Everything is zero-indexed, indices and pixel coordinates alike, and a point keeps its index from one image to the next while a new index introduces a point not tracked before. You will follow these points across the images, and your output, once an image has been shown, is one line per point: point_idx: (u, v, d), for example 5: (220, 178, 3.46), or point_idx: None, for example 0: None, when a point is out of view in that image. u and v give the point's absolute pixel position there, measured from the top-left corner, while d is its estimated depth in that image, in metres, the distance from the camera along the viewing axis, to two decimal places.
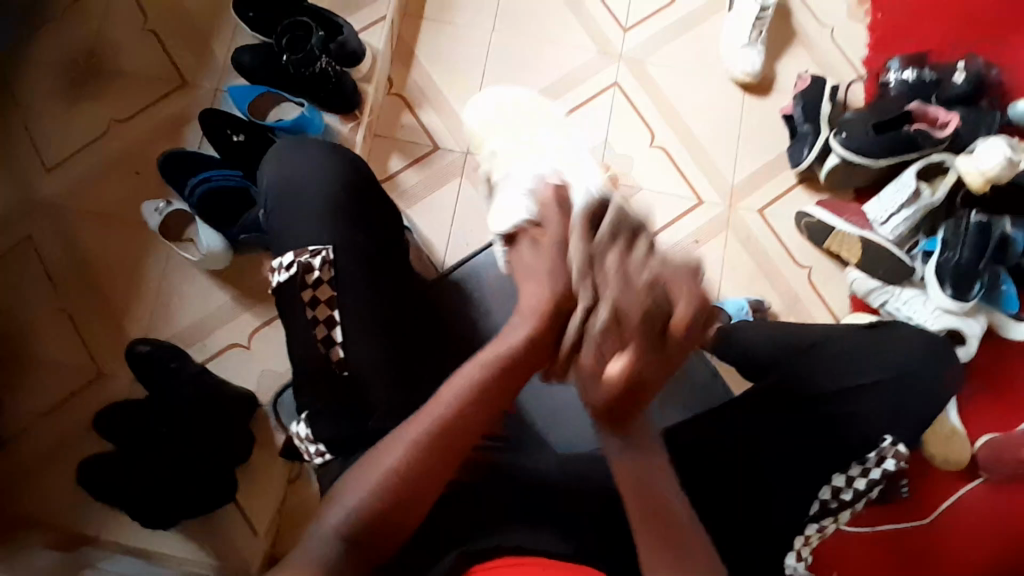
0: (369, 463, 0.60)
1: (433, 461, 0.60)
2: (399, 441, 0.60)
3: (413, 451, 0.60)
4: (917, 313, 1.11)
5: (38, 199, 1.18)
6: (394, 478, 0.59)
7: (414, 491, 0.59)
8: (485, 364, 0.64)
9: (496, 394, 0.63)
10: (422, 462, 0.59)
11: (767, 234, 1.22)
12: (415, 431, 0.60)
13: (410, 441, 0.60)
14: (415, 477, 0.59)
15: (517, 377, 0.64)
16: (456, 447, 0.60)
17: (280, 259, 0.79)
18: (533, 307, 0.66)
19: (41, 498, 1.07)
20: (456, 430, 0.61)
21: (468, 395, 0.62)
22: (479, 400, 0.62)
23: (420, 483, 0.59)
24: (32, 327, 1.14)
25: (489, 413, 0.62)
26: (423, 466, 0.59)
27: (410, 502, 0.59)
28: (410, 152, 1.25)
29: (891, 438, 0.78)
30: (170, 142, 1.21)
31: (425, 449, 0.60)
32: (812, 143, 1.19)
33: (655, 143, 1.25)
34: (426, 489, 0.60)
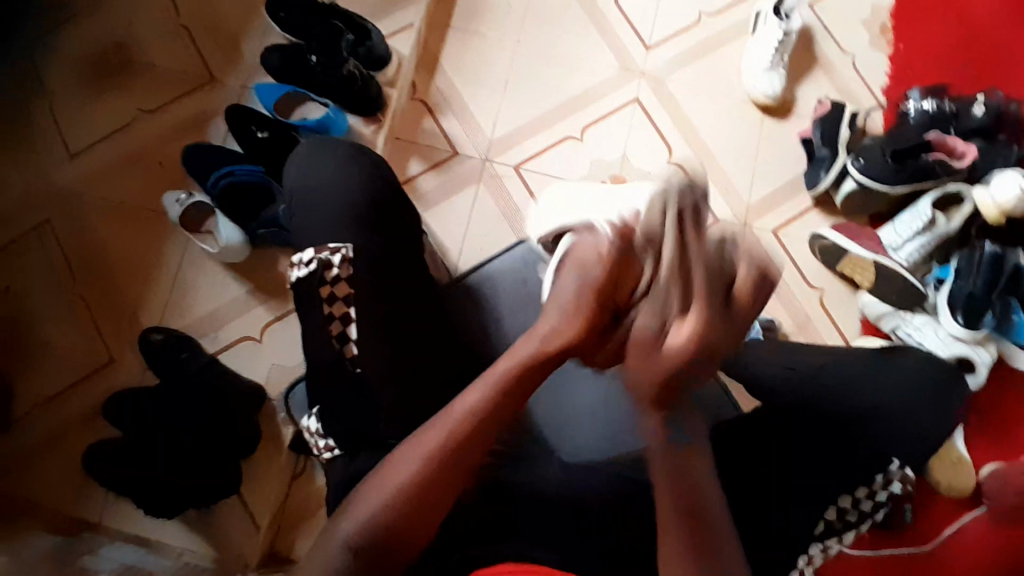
0: (381, 474, 0.61)
1: (441, 475, 0.61)
2: (410, 453, 0.62)
3: (425, 464, 0.61)
4: (927, 339, 1.10)
5: (61, 184, 1.20)
6: (409, 490, 0.60)
7: (423, 507, 0.60)
8: (499, 377, 0.64)
9: (502, 412, 0.64)
10: (434, 477, 0.61)
11: (781, 255, 1.22)
12: (422, 446, 0.62)
13: (421, 455, 0.61)
14: (426, 491, 0.60)
15: (529, 387, 0.65)
16: (460, 462, 0.62)
17: (300, 255, 0.80)
18: (567, 303, 0.66)
19: (45, 481, 1.07)
20: (463, 445, 0.62)
21: (478, 413, 0.63)
22: (490, 414, 0.63)
23: (429, 497, 0.60)
24: (47, 309, 1.15)
25: (494, 431, 0.63)
26: (433, 481, 0.61)
27: (422, 513, 0.60)
28: (429, 156, 1.26)
29: (899, 461, 0.79)
30: (194, 136, 1.23)
31: (437, 465, 0.61)
32: (829, 167, 1.20)
33: (673, 159, 1.26)
34: (434, 501, 0.61)
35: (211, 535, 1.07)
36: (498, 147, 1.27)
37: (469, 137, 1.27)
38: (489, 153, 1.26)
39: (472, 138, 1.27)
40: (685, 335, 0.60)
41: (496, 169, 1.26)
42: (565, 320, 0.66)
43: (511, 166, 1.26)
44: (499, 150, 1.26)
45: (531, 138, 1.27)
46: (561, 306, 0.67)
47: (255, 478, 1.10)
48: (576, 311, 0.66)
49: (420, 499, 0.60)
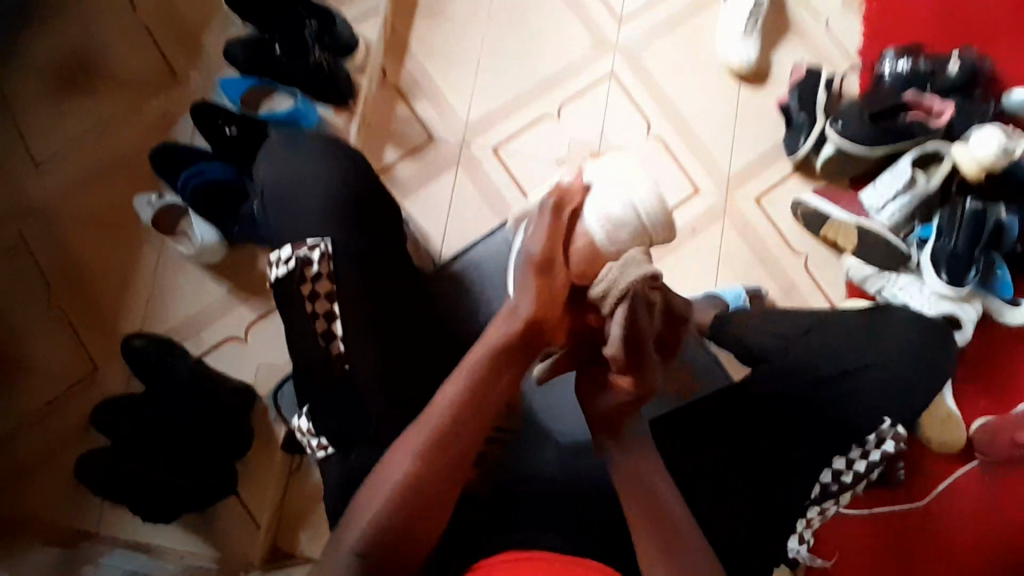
0: (379, 475, 0.60)
1: (438, 471, 0.59)
2: (403, 456, 0.60)
3: (420, 462, 0.59)
4: (913, 298, 1.10)
5: (30, 196, 1.17)
6: (408, 494, 0.59)
7: (429, 504, 0.59)
8: (470, 371, 0.60)
9: (480, 408, 0.60)
10: (431, 473, 0.59)
11: (765, 224, 1.22)
12: (413, 448, 0.60)
13: (413, 454, 0.59)
14: (426, 489, 0.59)
15: (503, 380, 0.61)
16: (452, 463, 0.60)
17: (278, 253, 0.78)
18: (520, 289, 0.59)
19: (37, 496, 1.06)
20: (454, 446, 0.60)
21: (461, 405, 0.60)
22: (472, 403, 0.60)
23: (427, 499, 0.59)
24: (24, 322, 1.12)
25: (476, 430, 0.60)
26: (432, 478, 0.59)
27: (421, 515, 0.59)
28: (405, 144, 1.24)
29: (891, 420, 0.80)
30: (162, 137, 1.20)
31: (433, 462, 0.59)
32: (809, 132, 1.20)
33: (651, 133, 1.25)
34: (431, 503, 0.59)
35: (212, 539, 1.06)
36: (475, 130, 1.25)
37: (444, 122, 1.25)
38: (466, 136, 1.24)
39: (446, 122, 1.25)
40: (630, 380, 0.60)
41: (474, 152, 1.24)
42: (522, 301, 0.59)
43: (489, 149, 1.24)
44: (476, 133, 1.25)
45: (507, 118, 1.25)
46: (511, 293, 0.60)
47: (250, 478, 1.09)
48: (518, 312, 0.59)
49: (423, 495, 0.59)
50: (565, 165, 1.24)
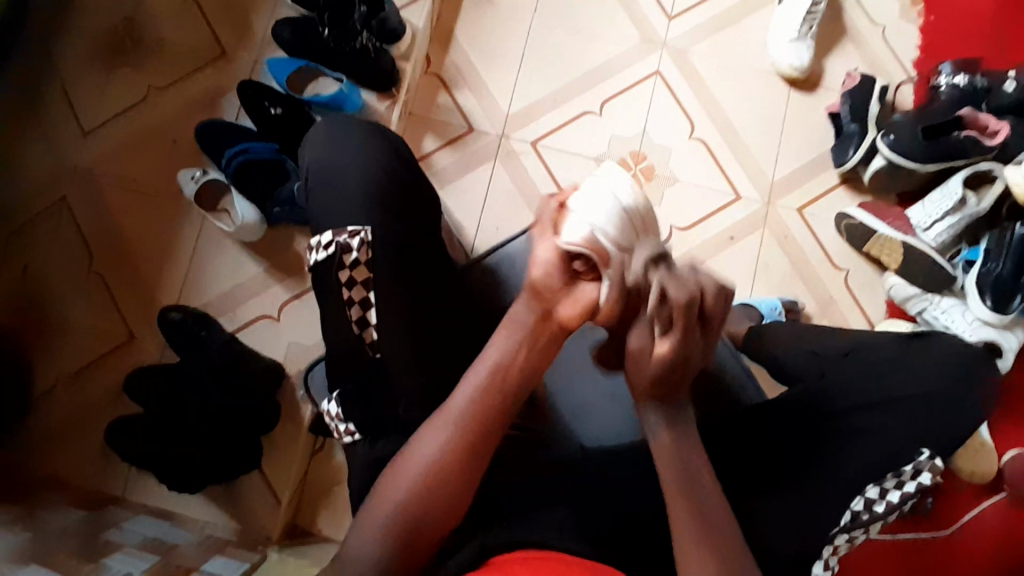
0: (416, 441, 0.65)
1: (469, 438, 0.64)
2: (424, 445, 0.64)
3: (456, 427, 0.64)
4: (956, 323, 1.08)
5: (75, 163, 1.19)
6: (426, 481, 0.63)
7: (455, 474, 0.63)
8: (481, 380, 0.66)
9: (496, 409, 0.65)
10: (463, 440, 0.64)
11: (806, 235, 1.19)
12: (435, 439, 0.64)
13: (453, 418, 0.64)
14: (441, 482, 0.63)
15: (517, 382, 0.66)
16: (471, 452, 0.64)
17: (319, 238, 0.79)
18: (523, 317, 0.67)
19: (69, 457, 1.09)
20: (472, 438, 0.64)
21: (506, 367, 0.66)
22: (489, 401, 0.65)
23: (447, 484, 0.63)
24: (66, 287, 1.15)
25: (492, 426, 0.65)
26: (463, 445, 0.64)
27: (439, 500, 0.63)
28: (445, 132, 1.24)
29: (928, 451, 0.76)
30: (206, 113, 1.21)
31: (471, 425, 0.64)
32: (858, 143, 1.16)
33: (694, 135, 1.23)
34: (451, 488, 0.63)
35: (235, 511, 1.09)
36: (516, 123, 1.24)
37: (485, 112, 1.24)
38: (505, 129, 1.24)
39: (487, 113, 1.24)
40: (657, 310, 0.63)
41: (513, 145, 1.23)
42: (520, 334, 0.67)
43: (528, 143, 1.23)
44: (516, 127, 1.24)
45: (547, 113, 1.24)
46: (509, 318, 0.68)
47: (275, 456, 1.11)
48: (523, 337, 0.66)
49: (435, 485, 0.63)
50: (605, 164, 1.23)
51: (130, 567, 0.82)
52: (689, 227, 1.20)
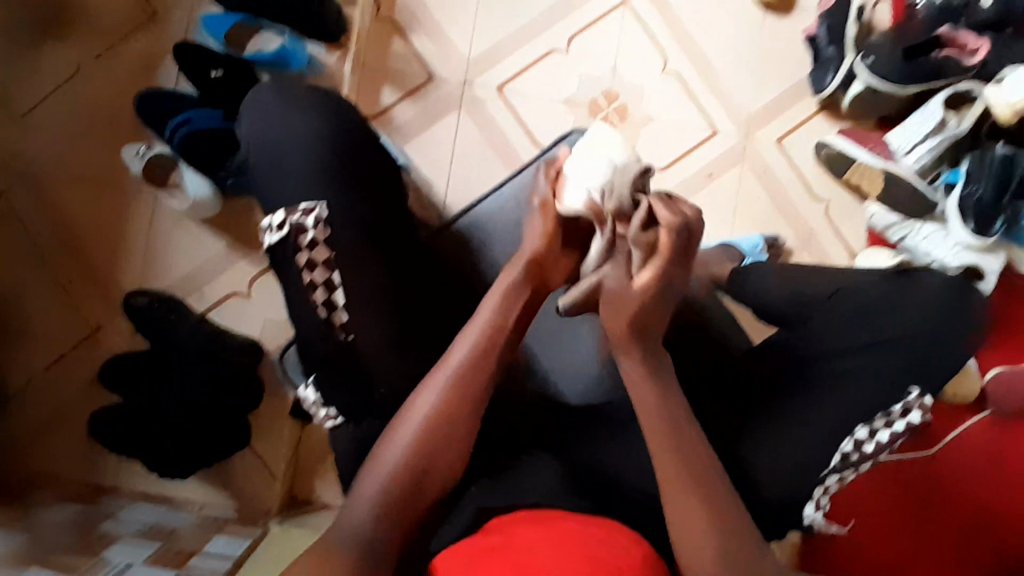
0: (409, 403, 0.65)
1: (458, 404, 0.65)
2: (405, 431, 0.64)
3: (449, 386, 0.65)
4: (935, 248, 1.06)
5: (13, 150, 1.12)
6: (407, 466, 0.62)
7: (450, 433, 0.64)
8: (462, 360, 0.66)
9: (475, 387, 0.65)
10: (458, 398, 0.65)
11: (785, 167, 1.15)
12: (416, 423, 0.64)
13: (448, 376, 0.65)
14: (424, 464, 0.63)
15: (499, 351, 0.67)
16: (457, 429, 0.64)
17: (270, 217, 0.73)
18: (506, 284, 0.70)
19: (57, 451, 1.09)
20: (452, 417, 0.64)
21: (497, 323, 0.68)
22: (472, 376, 0.65)
23: (429, 467, 0.63)
24: (25, 280, 1.11)
25: (473, 402, 0.65)
26: (452, 412, 0.64)
27: (425, 482, 0.63)
28: (403, 83, 1.16)
29: (917, 389, 0.74)
30: (144, 81, 1.12)
31: (465, 383, 0.65)
32: (837, 68, 1.10)
33: (668, 67, 1.16)
34: (435, 472, 0.63)
35: (231, 488, 1.10)
36: (477, 67, 1.16)
37: (444, 57, 1.16)
38: (467, 75, 1.16)
39: (446, 58, 1.16)
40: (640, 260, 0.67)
41: (477, 92, 1.16)
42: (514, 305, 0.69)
43: (493, 88, 1.16)
44: (479, 71, 1.16)
45: (510, 53, 1.16)
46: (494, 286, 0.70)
47: (264, 430, 1.11)
48: (504, 308, 0.68)
49: (420, 466, 0.63)
50: (575, 106, 1.16)
51: (132, 558, 0.82)
52: (666, 167, 1.16)
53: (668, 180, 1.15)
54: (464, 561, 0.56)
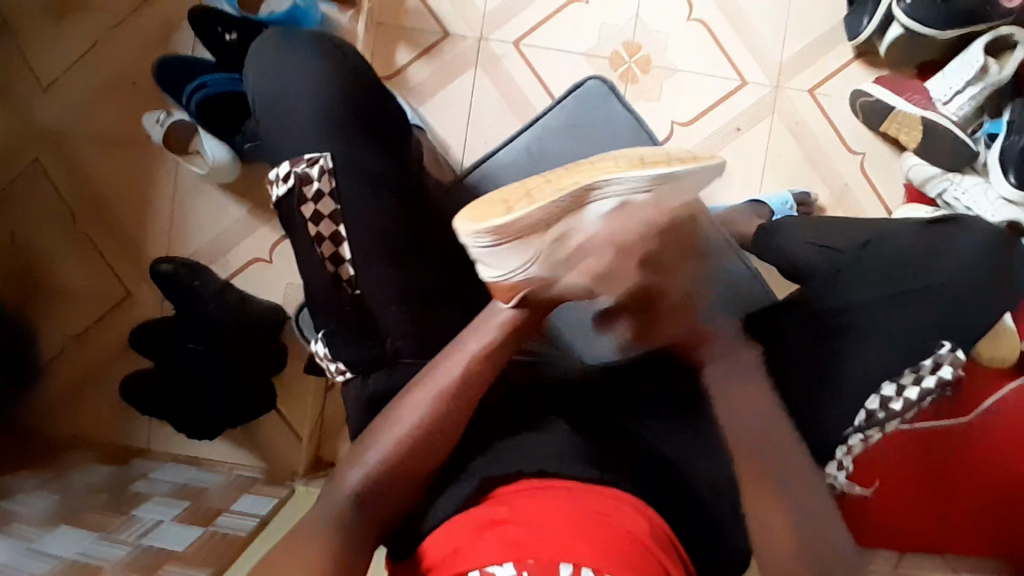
0: (389, 423, 0.63)
1: (441, 427, 0.63)
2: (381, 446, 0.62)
3: (428, 421, 0.62)
4: (977, 204, 0.98)
5: (37, 120, 1.14)
6: (382, 478, 0.61)
7: (432, 450, 0.62)
8: (442, 389, 0.63)
9: (458, 413, 0.63)
10: (440, 432, 0.63)
11: (819, 119, 1.10)
12: (391, 442, 0.62)
13: (433, 396, 0.63)
14: (396, 478, 0.62)
15: (484, 380, 0.65)
16: (434, 455, 0.63)
17: (276, 171, 0.74)
18: (494, 323, 0.66)
19: (92, 413, 1.12)
20: (432, 443, 0.62)
21: (486, 354, 0.65)
22: (457, 406, 0.63)
23: (405, 481, 0.62)
24: (54, 248, 1.14)
25: (455, 428, 0.63)
26: (434, 437, 0.62)
27: (397, 494, 0.62)
28: (418, 41, 1.13)
29: (949, 344, 0.70)
30: (162, 48, 1.12)
31: (451, 404, 0.63)
32: (872, 11, 1.02)
33: (693, 16, 1.11)
34: (410, 477, 0.62)
35: (259, 449, 1.13)
36: (493, 22, 1.13)
37: (459, 12, 1.13)
38: (483, 30, 1.13)
39: (462, 13, 1.13)
40: None
41: (493, 48, 1.13)
42: (491, 337, 0.66)
43: (510, 44, 1.13)
44: (495, 27, 1.13)
45: (528, 6, 1.12)
46: (477, 324, 0.67)
47: (289, 393, 1.13)
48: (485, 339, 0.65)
49: (393, 484, 0.62)
50: (596, 59, 1.12)
51: (160, 516, 0.86)
52: (687, 123, 1.11)
53: (691, 137, 1.11)
54: (466, 524, 0.57)
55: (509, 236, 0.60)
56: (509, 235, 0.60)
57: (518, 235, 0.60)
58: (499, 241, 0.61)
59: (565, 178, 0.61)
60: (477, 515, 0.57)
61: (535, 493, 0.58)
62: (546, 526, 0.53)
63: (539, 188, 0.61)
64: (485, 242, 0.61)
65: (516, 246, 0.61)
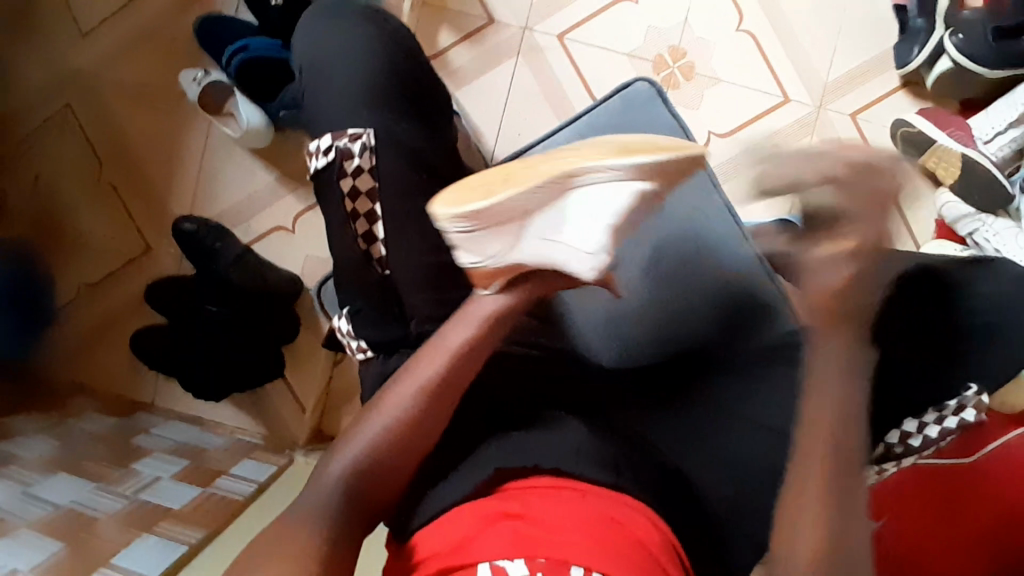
0: (369, 419, 0.62)
1: (422, 421, 0.62)
2: (361, 440, 0.61)
3: (409, 416, 0.62)
4: (1007, 247, 0.96)
5: (74, 65, 1.13)
6: (363, 475, 0.60)
7: (417, 438, 0.62)
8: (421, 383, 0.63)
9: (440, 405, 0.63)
10: (421, 426, 0.62)
11: (857, 144, 1.09)
12: (372, 436, 0.61)
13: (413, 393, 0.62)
14: (378, 474, 0.61)
15: (467, 373, 0.64)
16: (417, 448, 0.62)
17: (317, 142, 0.74)
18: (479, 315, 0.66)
19: (100, 364, 1.13)
20: (415, 437, 0.62)
21: (466, 349, 0.64)
22: (438, 398, 0.63)
23: (390, 474, 0.61)
24: (79, 195, 1.14)
25: (436, 421, 0.63)
26: (414, 429, 0.62)
27: (382, 489, 0.61)
28: (461, 25, 1.13)
29: (976, 387, 0.69)
30: (205, 5, 1.11)
31: (434, 400, 0.62)
32: (924, 42, 1.01)
33: (741, 27, 1.10)
34: (397, 471, 0.61)
35: (261, 416, 1.12)
36: (539, 13, 1.12)
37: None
38: (527, 20, 1.12)
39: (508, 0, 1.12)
40: None
41: (537, 39, 1.12)
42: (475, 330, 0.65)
43: (554, 36, 1.12)
44: (539, 18, 1.12)
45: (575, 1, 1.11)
46: (464, 314, 0.66)
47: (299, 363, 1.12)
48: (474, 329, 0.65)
49: (376, 480, 0.60)
50: (638, 61, 1.11)
51: (160, 472, 0.87)
52: (724, 135, 1.11)
53: (729, 150, 1.10)
54: (473, 521, 0.56)
55: (490, 221, 0.64)
56: (495, 220, 0.64)
57: (495, 220, 0.64)
58: (486, 229, 0.64)
59: (539, 169, 0.64)
60: (485, 509, 0.57)
61: (545, 494, 0.57)
62: (555, 526, 0.52)
63: (518, 176, 0.65)
64: (462, 225, 0.64)
65: (491, 233, 0.65)
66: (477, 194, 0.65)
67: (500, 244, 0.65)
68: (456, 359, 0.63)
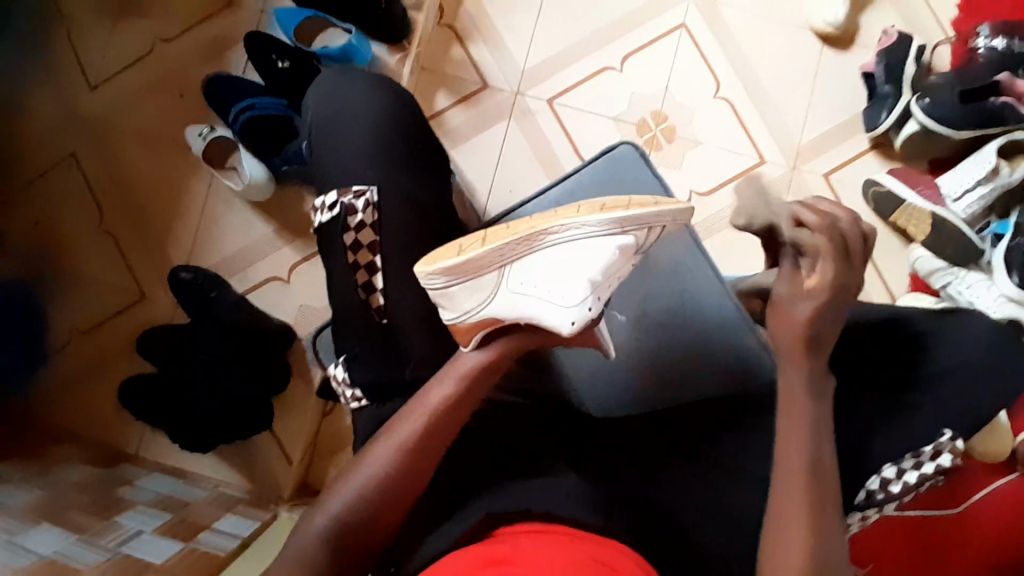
0: (352, 473, 0.63)
1: (404, 475, 0.62)
2: (341, 495, 0.62)
3: (390, 471, 0.62)
4: (979, 299, 1.03)
5: (81, 117, 1.17)
6: (342, 532, 0.61)
7: (399, 494, 0.62)
8: (403, 439, 0.63)
9: (423, 460, 0.63)
10: (404, 481, 0.62)
11: (831, 202, 1.15)
12: (353, 492, 0.62)
13: (392, 449, 0.62)
14: (358, 530, 0.61)
15: (452, 426, 0.64)
16: (401, 504, 0.62)
17: (323, 198, 0.77)
18: (461, 371, 0.66)
19: (83, 413, 1.11)
20: (397, 493, 0.62)
21: (449, 403, 0.64)
22: (422, 451, 0.63)
23: (372, 530, 0.62)
24: (75, 244, 1.15)
25: (419, 477, 0.63)
26: (396, 486, 0.62)
27: (363, 543, 0.62)
28: (457, 89, 1.19)
29: (950, 432, 0.70)
30: (213, 65, 1.16)
31: (416, 456, 0.62)
32: (891, 107, 1.10)
33: (719, 94, 1.17)
34: (377, 527, 0.62)
35: (247, 468, 1.10)
36: (531, 79, 1.19)
37: (499, 66, 1.19)
38: (520, 85, 1.19)
39: (501, 67, 1.19)
40: None
41: (528, 103, 1.19)
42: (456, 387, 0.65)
43: (545, 101, 1.18)
44: (531, 84, 1.19)
45: (566, 68, 1.19)
46: (446, 368, 0.67)
47: (287, 413, 1.11)
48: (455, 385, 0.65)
49: (356, 536, 0.61)
50: (624, 124, 1.18)
51: (141, 526, 0.84)
52: (706, 192, 1.16)
53: (711, 207, 1.16)
54: (464, 563, 0.54)
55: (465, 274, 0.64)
56: (474, 273, 0.64)
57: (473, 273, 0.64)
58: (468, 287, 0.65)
59: (513, 225, 0.66)
60: (479, 554, 0.55)
61: (540, 539, 0.56)
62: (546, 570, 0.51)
63: (494, 232, 0.66)
64: (439, 283, 0.65)
65: (470, 288, 0.65)
66: (453, 250, 0.65)
67: (470, 300, 0.65)
68: (438, 415, 0.63)
